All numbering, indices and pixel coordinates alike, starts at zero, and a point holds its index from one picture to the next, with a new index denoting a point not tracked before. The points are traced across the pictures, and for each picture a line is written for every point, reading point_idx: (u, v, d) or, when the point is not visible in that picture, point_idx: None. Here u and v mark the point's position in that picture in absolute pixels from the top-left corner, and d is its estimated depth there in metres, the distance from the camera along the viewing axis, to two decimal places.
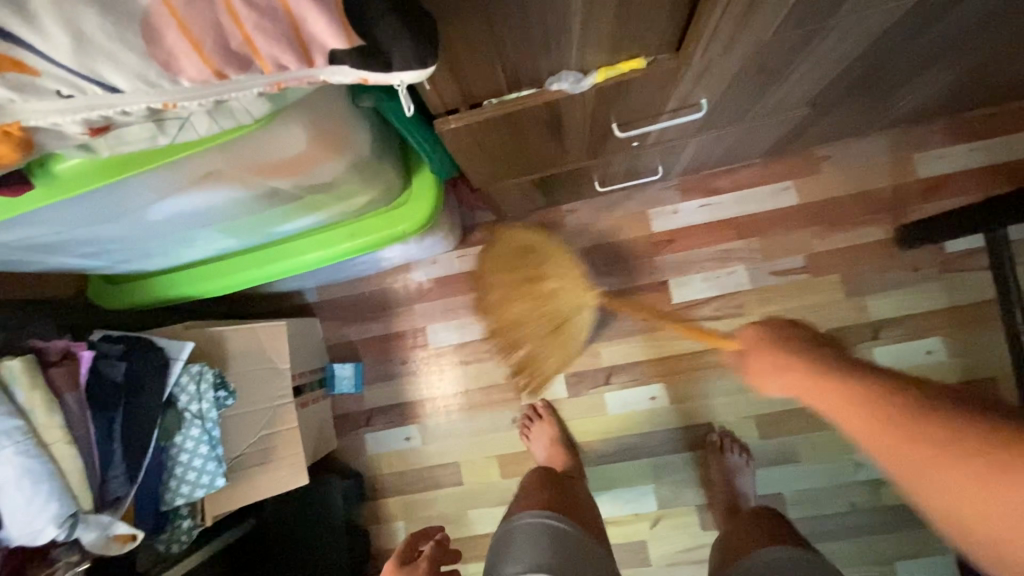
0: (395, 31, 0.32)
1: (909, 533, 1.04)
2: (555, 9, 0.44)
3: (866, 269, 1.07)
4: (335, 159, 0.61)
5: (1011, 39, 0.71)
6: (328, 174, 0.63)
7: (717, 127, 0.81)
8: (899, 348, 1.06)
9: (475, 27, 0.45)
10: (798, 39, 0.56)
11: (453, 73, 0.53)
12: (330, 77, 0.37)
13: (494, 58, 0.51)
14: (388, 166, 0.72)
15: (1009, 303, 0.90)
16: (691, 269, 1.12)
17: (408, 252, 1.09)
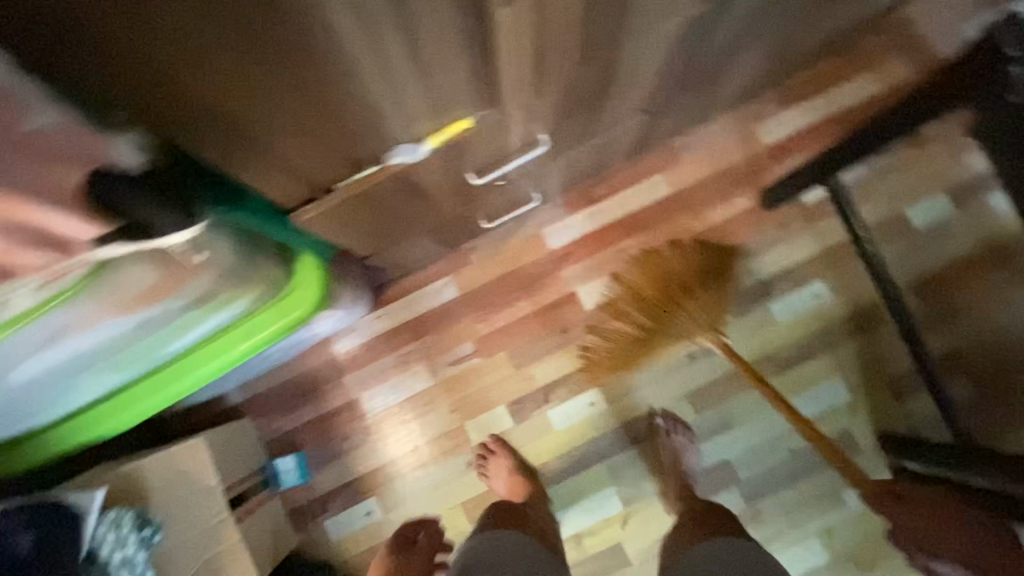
0: (149, 211, 0.47)
1: (848, 461, 1.12)
2: (359, 96, 0.48)
3: (743, 236, 1.18)
4: (201, 272, 0.63)
5: (785, 24, 0.82)
6: (202, 284, 0.66)
7: (571, 149, 0.88)
8: (791, 299, 1.16)
9: (288, 122, 0.48)
10: (598, 68, 0.63)
11: (287, 168, 0.55)
12: (107, 250, 0.48)
13: (323, 145, 0.54)
14: (262, 262, 0.73)
15: (863, 241, 1.03)
16: (594, 274, 1.20)
17: (337, 320, 1.10)
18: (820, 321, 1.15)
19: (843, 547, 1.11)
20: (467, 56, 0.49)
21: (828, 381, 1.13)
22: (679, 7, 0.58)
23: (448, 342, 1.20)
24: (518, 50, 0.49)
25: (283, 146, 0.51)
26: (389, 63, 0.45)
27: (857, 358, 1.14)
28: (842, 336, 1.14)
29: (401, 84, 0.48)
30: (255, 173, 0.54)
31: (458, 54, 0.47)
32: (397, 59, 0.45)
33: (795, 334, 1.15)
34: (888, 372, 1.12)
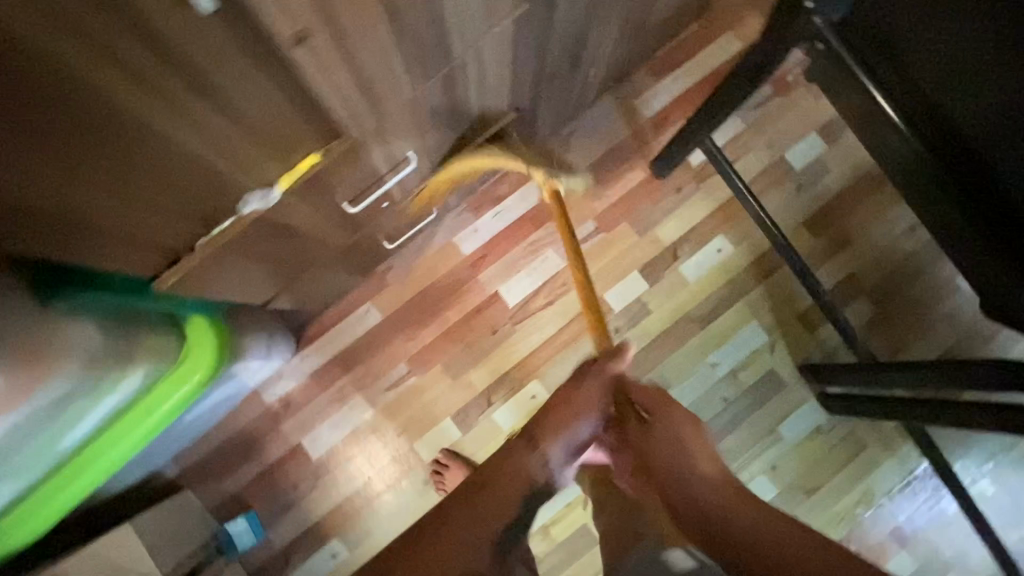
0: None
1: (778, 397, 1.18)
2: (177, 157, 0.47)
3: (643, 207, 1.23)
4: (60, 373, 0.57)
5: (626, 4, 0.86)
6: (68, 387, 0.60)
7: (450, 158, 0.89)
8: (698, 258, 1.21)
9: (107, 198, 0.46)
10: (437, 80, 0.64)
11: (132, 242, 0.54)
12: None
13: (160, 212, 0.52)
14: (140, 337, 0.71)
15: (744, 192, 1.07)
16: (511, 271, 1.21)
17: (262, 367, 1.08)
18: (728, 274, 1.21)
19: (789, 481, 1.16)
20: (283, 99, 0.49)
21: (746, 327, 1.19)
22: (498, 12, 0.60)
23: (381, 367, 1.18)
24: (333, 80, 0.50)
25: (118, 223, 0.50)
26: (196, 121, 0.44)
27: (768, 300, 1.20)
28: (750, 284, 1.20)
29: (220, 138, 0.48)
30: (101, 254, 0.53)
31: (269, 98, 0.47)
32: (204, 116, 0.44)
33: (708, 290, 1.20)
34: (797, 308, 1.19)
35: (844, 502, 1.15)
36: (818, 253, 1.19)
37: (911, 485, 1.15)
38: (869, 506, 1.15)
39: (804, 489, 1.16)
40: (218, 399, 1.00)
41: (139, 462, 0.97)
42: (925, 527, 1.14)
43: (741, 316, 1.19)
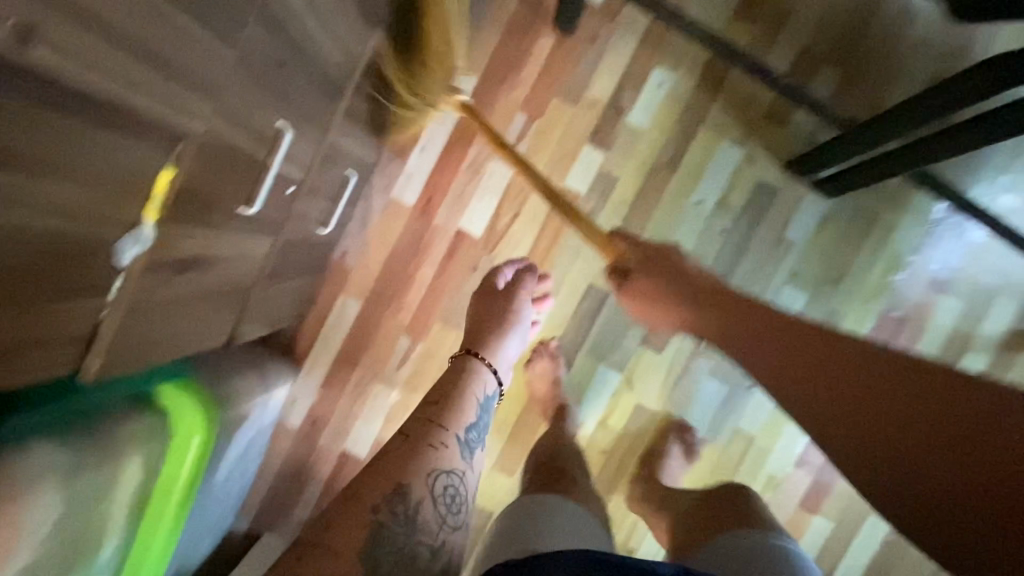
0: None
1: (775, 204, 1.11)
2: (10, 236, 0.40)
3: (566, 74, 1.11)
4: (35, 499, 0.52)
5: None
6: (52, 506, 0.54)
7: (335, 111, 0.78)
8: (642, 102, 1.11)
9: None
10: (256, 22, 0.53)
11: (39, 343, 0.47)
12: None
13: (38, 301, 0.45)
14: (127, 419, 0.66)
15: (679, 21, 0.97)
16: (466, 200, 1.13)
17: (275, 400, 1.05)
18: (678, 105, 1.11)
19: (816, 280, 1.12)
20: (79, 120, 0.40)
21: (718, 151, 1.11)
22: None
23: (383, 349, 1.14)
24: (108, 67, 0.40)
25: (15, 336, 0.44)
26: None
27: (728, 113, 1.11)
28: (705, 105, 1.11)
29: (29, 189, 0.39)
30: (29, 368, 0.47)
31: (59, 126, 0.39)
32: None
33: (665, 131, 1.12)
34: (760, 107, 1.10)
35: (875, 275, 1.12)
36: (762, 40, 1.08)
37: (933, 232, 1.11)
38: (900, 268, 1.12)
39: (833, 281, 1.12)
40: (244, 445, 0.98)
41: (188, 549, 0.93)
42: (960, 264, 1.12)
43: (709, 142, 1.11)
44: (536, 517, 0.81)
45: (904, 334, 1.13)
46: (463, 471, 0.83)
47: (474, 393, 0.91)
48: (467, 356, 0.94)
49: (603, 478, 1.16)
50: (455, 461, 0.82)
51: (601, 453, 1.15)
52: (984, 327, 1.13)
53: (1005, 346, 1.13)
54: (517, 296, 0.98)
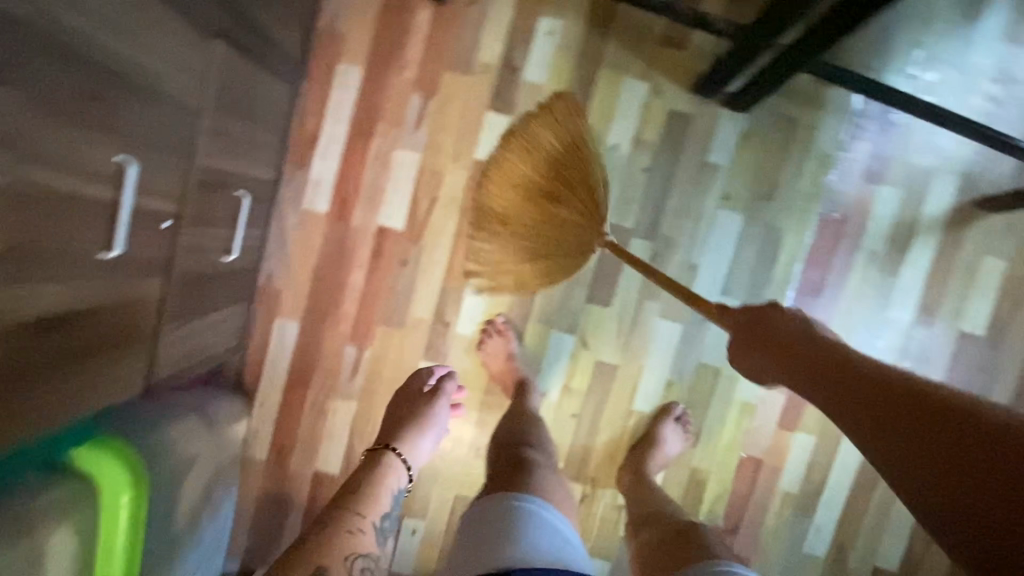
0: None
1: (691, 131, 1.08)
2: None
3: (452, 43, 1.07)
4: None
5: None
6: None
7: (195, 133, 0.75)
8: (535, 56, 1.07)
9: None
10: (43, 57, 0.49)
11: None
12: None
13: None
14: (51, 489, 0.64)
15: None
16: (379, 195, 1.09)
17: (229, 435, 1.03)
18: (573, 51, 1.07)
19: (748, 198, 1.09)
20: None
21: (624, 89, 1.07)
22: None
23: (332, 362, 1.12)
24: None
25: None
26: None
27: (626, 48, 1.07)
28: (600, 45, 1.07)
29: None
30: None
31: None
32: None
33: (565, 80, 1.08)
34: (657, 34, 1.06)
35: (806, 180, 1.09)
36: None
37: (855, 124, 1.08)
38: (831, 167, 1.09)
39: (766, 195, 1.09)
40: (204, 488, 0.96)
41: None
42: (889, 151, 1.09)
43: (612, 82, 1.07)
44: (500, 515, 0.84)
45: (847, 233, 1.10)
46: (376, 553, 0.88)
47: (389, 482, 0.95)
48: (381, 452, 0.98)
49: (578, 441, 1.14)
50: (371, 545, 0.88)
51: (571, 418, 1.14)
52: (925, 208, 1.10)
53: (949, 224, 1.11)
54: (436, 406, 1.04)
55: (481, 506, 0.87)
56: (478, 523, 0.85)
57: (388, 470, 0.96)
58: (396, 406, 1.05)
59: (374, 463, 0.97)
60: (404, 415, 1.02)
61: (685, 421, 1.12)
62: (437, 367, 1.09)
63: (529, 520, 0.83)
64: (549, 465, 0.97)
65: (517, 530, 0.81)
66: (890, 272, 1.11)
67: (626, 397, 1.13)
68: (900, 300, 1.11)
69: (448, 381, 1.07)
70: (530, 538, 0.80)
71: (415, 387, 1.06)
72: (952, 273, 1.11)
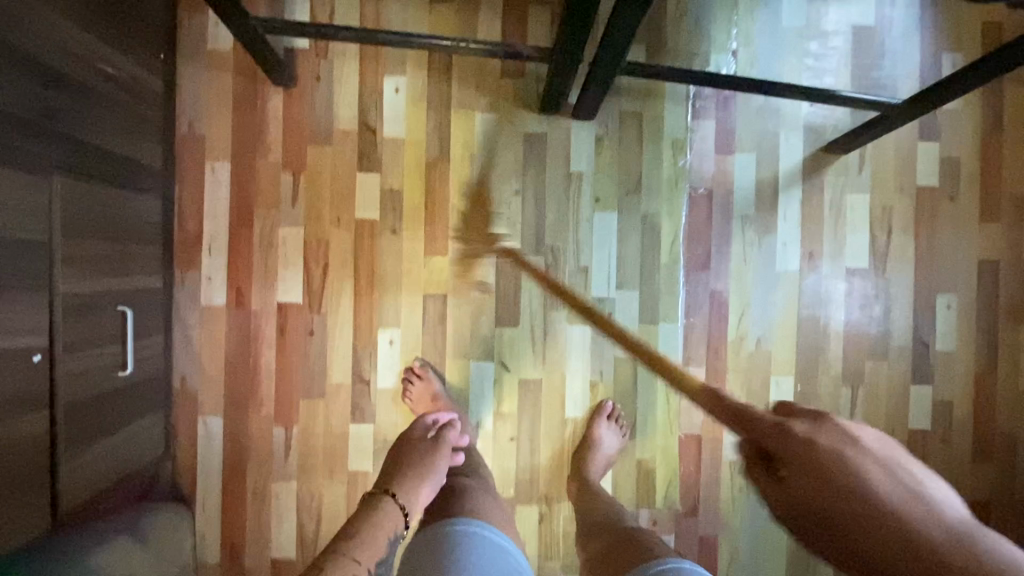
0: None
1: (549, 146, 1.15)
2: None
3: (307, 120, 1.13)
4: None
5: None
6: None
7: (50, 264, 0.78)
8: (388, 113, 1.14)
9: None
10: None
11: None
12: None
13: None
14: None
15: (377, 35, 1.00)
16: (273, 274, 1.13)
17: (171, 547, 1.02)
18: (421, 100, 1.14)
19: (618, 194, 1.15)
20: None
21: (477, 123, 1.14)
22: None
23: (263, 447, 1.12)
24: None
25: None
26: None
27: (469, 88, 1.14)
28: (444, 89, 1.14)
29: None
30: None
31: None
32: None
33: (421, 128, 1.14)
34: (494, 68, 1.14)
35: (666, 166, 1.16)
36: (465, 11, 1.13)
37: (696, 105, 1.16)
38: (685, 148, 1.16)
39: (633, 188, 1.15)
40: None
41: None
42: (734, 121, 1.17)
43: (465, 119, 1.14)
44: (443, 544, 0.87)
45: (718, 205, 1.17)
46: None
47: (386, 525, 0.89)
48: (379, 493, 0.93)
49: (522, 463, 1.16)
50: None
51: (510, 442, 1.15)
52: (781, 164, 1.18)
53: (807, 172, 1.18)
54: (441, 449, 1.01)
55: (425, 535, 0.91)
56: (421, 552, 0.87)
57: (385, 512, 0.91)
58: (397, 455, 1.01)
59: (369, 506, 0.91)
60: (404, 462, 0.98)
61: (617, 418, 1.14)
62: (440, 412, 1.08)
63: (471, 545, 0.87)
64: (483, 488, 1.02)
65: (460, 554, 0.85)
66: (767, 229, 1.17)
67: (556, 408, 1.16)
68: (783, 253, 1.17)
69: (450, 428, 1.04)
70: (472, 561, 0.84)
71: (416, 434, 1.03)
72: (823, 215, 1.18)
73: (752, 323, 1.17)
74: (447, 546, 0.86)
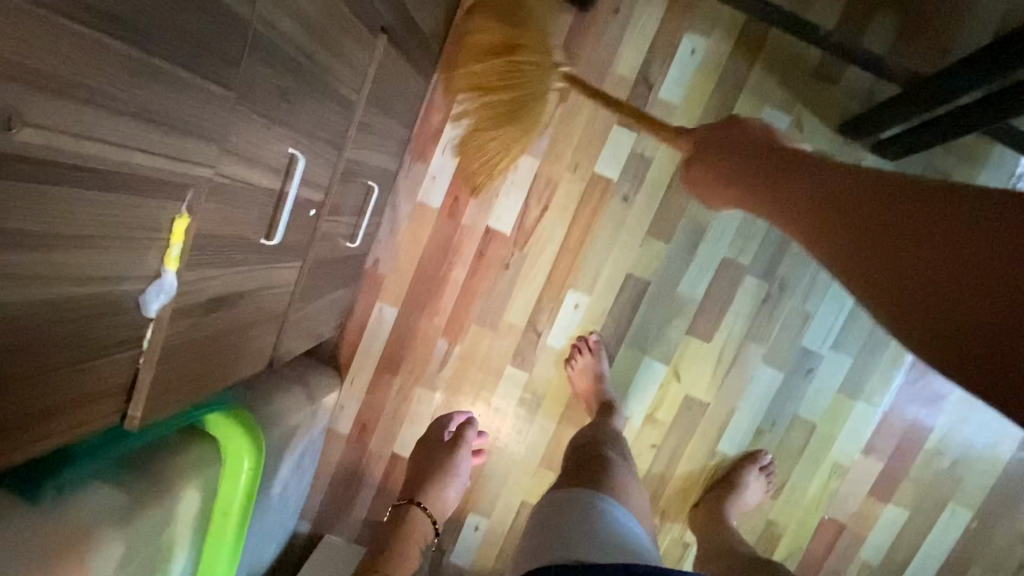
0: None
1: None
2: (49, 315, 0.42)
3: (588, 52, 1.04)
4: (100, 537, 0.56)
5: None
6: (116, 543, 0.58)
7: (349, 126, 0.77)
8: (674, 74, 1.03)
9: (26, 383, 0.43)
10: (253, 54, 0.51)
11: (86, 400, 0.50)
12: None
13: (81, 364, 0.47)
14: (188, 449, 0.70)
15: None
16: (492, 197, 1.10)
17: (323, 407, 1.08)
18: (714, 73, 1.02)
19: None
20: (97, 198, 0.41)
21: (763, 119, 1.02)
22: None
23: (422, 353, 1.15)
24: (94, 130, 0.38)
25: (43, 398, 0.45)
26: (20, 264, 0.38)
27: (772, 76, 1.01)
28: (744, 69, 1.01)
29: (34, 263, 0.39)
30: (59, 430, 0.48)
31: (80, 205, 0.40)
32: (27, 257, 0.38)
33: (701, 102, 1.03)
34: (809, 66, 1.00)
35: None
36: None
37: None
38: None
39: None
40: (296, 459, 1.00)
41: (252, 555, 0.99)
42: None
43: (752, 110, 1.02)
44: (583, 506, 0.85)
45: None
46: None
47: (418, 534, 1.02)
48: (407, 503, 1.03)
49: (653, 472, 1.13)
50: None
51: (650, 447, 1.12)
52: None
53: None
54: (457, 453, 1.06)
55: (566, 491, 0.89)
56: (559, 506, 0.86)
57: (416, 523, 1.02)
58: (421, 454, 1.08)
59: (399, 513, 1.02)
60: (429, 468, 1.05)
61: (770, 471, 1.08)
62: (456, 414, 1.12)
63: (603, 516, 0.83)
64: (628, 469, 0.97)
65: (592, 521, 0.81)
66: None
67: (711, 436, 1.10)
68: None
69: (468, 430, 1.08)
70: (603, 529, 0.80)
71: (436, 434, 1.09)
72: None
73: (958, 440, 1.05)
74: (583, 510, 0.84)
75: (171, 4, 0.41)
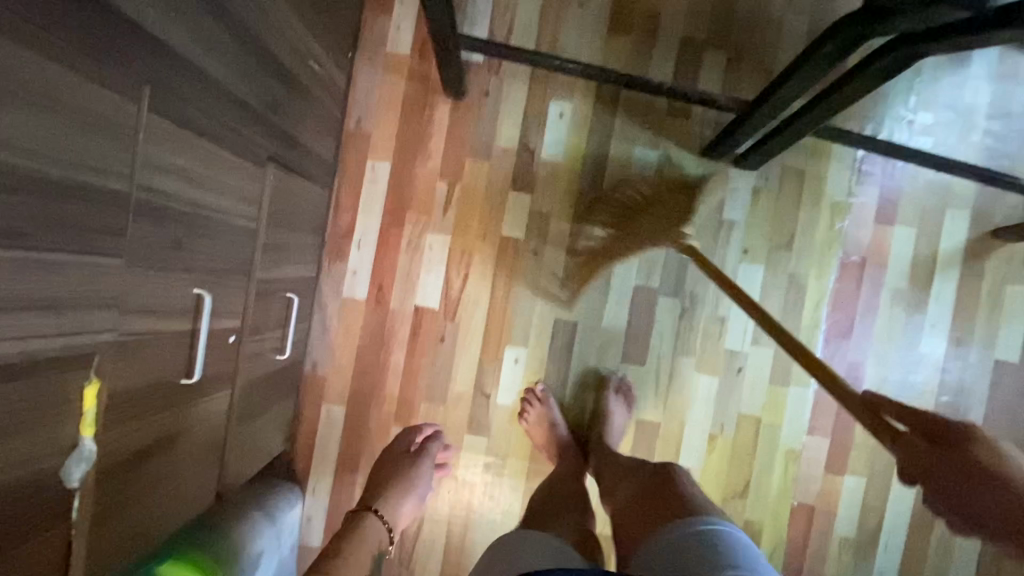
0: None
1: None
2: None
3: (470, 133, 1.14)
4: None
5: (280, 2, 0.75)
6: None
7: (254, 251, 0.81)
8: (549, 136, 1.14)
9: None
10: (138, 220, 0.56)
11: None
12: None
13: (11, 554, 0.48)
14: None
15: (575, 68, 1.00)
16: (414, 278, 1.15)
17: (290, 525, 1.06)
18: (584, 128, 1.14)
19: (768, 250, 1.13)
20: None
21: (635, 159, 1.14)
22: (121, 136, 0.52)
23: (380, 443, 1.15)
24: None
25: None
26: None
27: (634, 121, 1.14)
28: (609, 119, 1.14)
29: None
30: None
31: None
32: None
33: (580, 155, 1.14)
34: (662, 107, 1.14)
35: (822, 228, 1.13)
36: (643, 44, 1.11)
37: (862, 170, 1.14)
38: (844, 214, 1.13)
39: (785, 246, 1.13)
40: None
41: None
42: (899, 192, 1.13)
43: (624, 153, 1.14)
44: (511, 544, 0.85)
45: (870, 275, 1.13)
46: None
47: (370, 541, 0.94)
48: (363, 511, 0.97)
49: None
50: None
51: None
52: (942, 243, 1.13)
53: (968, 256, 1.13)
54: (421, 467, 1.05)
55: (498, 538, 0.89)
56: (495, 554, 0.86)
57: (372, 529, 0.95)
58: (381, 465, 1.06)
59: (351, 521, 0.96)
60: (389, 480, 1.03)
61: (627, 392, 1.13)
62: (423, 427, 1.11)
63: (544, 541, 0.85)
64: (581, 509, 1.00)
65: (532, 546, 0.83)
66: (916, 307, 1.13)
67: (671, 454, 1.15)
68: (930, 335, 1.13)
69: (433, 441, 1.08)
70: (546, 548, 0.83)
71: (401, 446, 1.08)
72: (978, 302, 1.13)
73: None
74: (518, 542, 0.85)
75: (47, 204, 0.45)
